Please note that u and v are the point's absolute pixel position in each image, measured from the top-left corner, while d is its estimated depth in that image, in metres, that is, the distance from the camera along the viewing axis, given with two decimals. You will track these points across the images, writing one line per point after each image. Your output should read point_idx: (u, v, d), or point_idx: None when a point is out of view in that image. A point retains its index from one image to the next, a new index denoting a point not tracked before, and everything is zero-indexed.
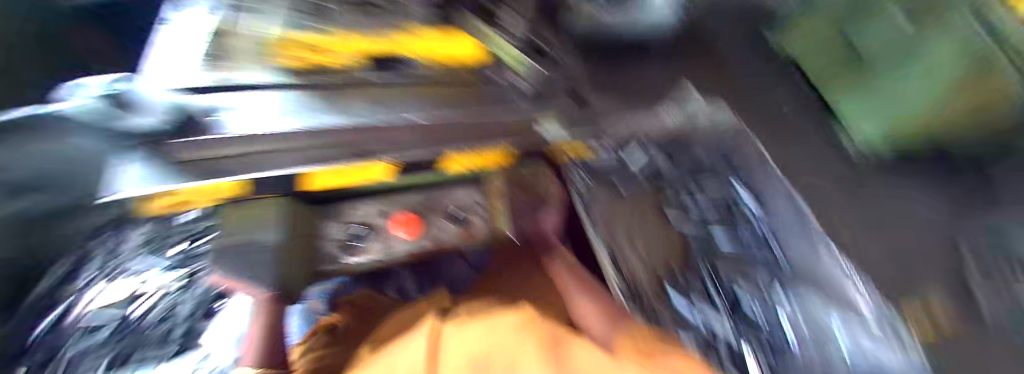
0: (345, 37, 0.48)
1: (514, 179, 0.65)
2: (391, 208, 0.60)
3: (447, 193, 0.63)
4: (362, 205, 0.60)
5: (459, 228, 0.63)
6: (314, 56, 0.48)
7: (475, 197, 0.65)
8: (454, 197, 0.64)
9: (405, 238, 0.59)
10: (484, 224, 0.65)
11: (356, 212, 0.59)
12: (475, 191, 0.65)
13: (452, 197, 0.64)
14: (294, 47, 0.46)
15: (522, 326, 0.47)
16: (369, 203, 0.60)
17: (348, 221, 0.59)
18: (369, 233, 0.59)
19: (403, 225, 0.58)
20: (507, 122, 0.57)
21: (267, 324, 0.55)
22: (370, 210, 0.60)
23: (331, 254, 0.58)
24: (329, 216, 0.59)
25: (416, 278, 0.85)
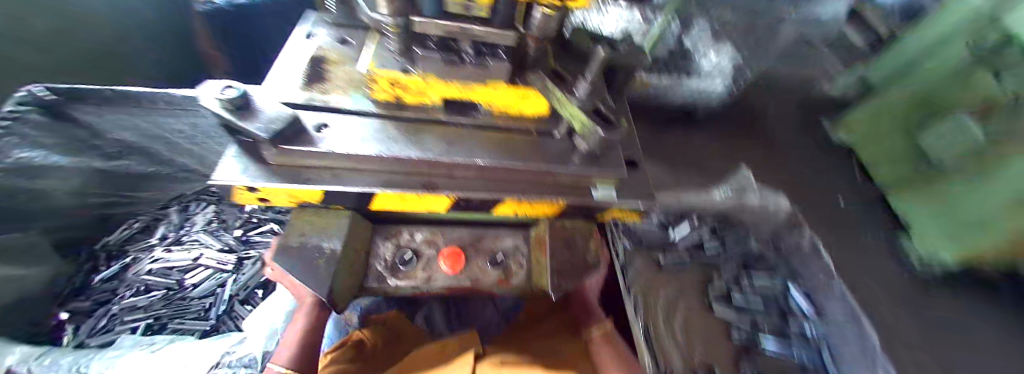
0: (430, 80, 0.53)
1: (560, 235, 0.61)
2: (441, 239, 0.62)
3: (494, 234, 0.65)
4: (414, 231, 0.63)
5: (498, 273, 0.62)
6: (408, 96, 0.56)
7: (518, 244, 0.66)
8: (498, 239, 0.65)
9: (445, 271, 0.60)
10: (523, 273, 0.63)
11: (407, 236, 0.63)
12: (518, 236, 0.66)
13: (496, 240, 0.65)
14: (392, 86, 0.54)
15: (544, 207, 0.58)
16: (420, 230, 0.64)
17: (399, 243, 0.62)
18: (414, 259, 0.60)
19: (446, 259, 0.59)
20: (562, 177, 0.57)
21: (311, 324, 0.59)
22: (420, 237, 0.63)
23: (376, 273, 0.60)
24: (382, 235, 0.63)
25: (444, 316, 0.83)
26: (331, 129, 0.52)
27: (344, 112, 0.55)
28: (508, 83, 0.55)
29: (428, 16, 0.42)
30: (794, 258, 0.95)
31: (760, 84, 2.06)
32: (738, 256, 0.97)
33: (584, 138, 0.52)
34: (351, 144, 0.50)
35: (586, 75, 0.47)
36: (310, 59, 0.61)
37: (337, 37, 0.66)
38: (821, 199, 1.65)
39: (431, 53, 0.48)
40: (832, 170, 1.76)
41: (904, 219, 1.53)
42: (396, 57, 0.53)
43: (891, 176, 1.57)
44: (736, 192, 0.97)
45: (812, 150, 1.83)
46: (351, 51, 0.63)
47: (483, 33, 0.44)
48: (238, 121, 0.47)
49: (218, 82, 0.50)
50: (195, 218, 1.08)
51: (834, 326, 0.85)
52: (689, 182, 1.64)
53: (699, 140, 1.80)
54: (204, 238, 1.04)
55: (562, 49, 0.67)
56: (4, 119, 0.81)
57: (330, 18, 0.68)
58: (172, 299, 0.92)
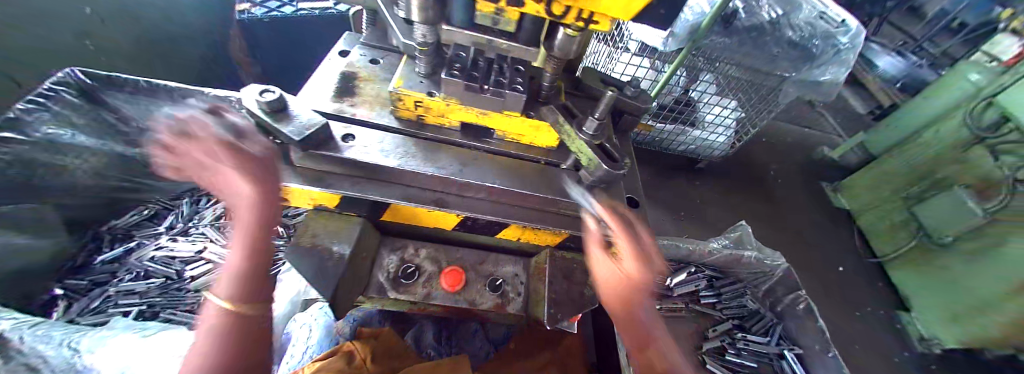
0: (452, 104, 0.55)
1: (561, 265, 0.61)
2: (443, 257, 0.63)
3: (495, 260, 0.66)
4: (419, 247, 0.64)
5: (496, 298, 0.61)
6: (428, 116, 0.58)
7: (518, 271, 0.66)
8: (499, 264, 0.65)
9: (444, 289, 0.60)
10: (520, 301, 0.62)
11: (412, 251, 0.64)
12: (518, 264, 0.66)
13: (498, 264, 0.65)
14: (415, 106, 0.57)
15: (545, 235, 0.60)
16: (426, 246, 0.65)
17: (404, 257, 0.63)
18: (416, 273, 0.61)
19: (448, 275, 0.61)
20: (566, 208, 0.58)
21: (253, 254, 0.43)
22: (424, 254, 0.64)
23: (377, 284, 0.59)
24: (387, 248, 0.64)
25: (436, 335, 0.83)
26: (355, 139, 0.55)
27: (370, 125, 0.58)
28: (524, 114, 0.58)
29: (458, 26, 0.46)
30: (790, 318, 0.96)
31: (762, 142, 2.12)
32: (735, 313, 0.97)
33: (590, 171, 0.54)
34: (372, 155, 0.53)
35: (595, 112, 0.51)
36: (341, 74, 0.65)
37: (370, 57, 0.70)
38: (821, 262, 1.65)
39: (453, 78, 0.50)
40: (832, 232, 1.77)
41: (904, 291, 1.52)
42: (423, 80, 0.57)
43: (891, 245, 1.58)
44: (736, 243, 1.00)
45: (812, 210, 1.86)
46: (380, 70, 0.67)
47: (509, 48, 0.48)
48: (273, 123, 0.50)
49: (261, 86, 0.54)
50: (204, 212, 1.11)
51: None
52: (689, 232, 1.65)
53: (700, 190, 1.83)
54: (210, 232, 1.05)
55: (578, 90, 0.71)
56: (41, 95, 0.88)
57: (364, 40, 0.73)
58: (169, 288, 0.93)
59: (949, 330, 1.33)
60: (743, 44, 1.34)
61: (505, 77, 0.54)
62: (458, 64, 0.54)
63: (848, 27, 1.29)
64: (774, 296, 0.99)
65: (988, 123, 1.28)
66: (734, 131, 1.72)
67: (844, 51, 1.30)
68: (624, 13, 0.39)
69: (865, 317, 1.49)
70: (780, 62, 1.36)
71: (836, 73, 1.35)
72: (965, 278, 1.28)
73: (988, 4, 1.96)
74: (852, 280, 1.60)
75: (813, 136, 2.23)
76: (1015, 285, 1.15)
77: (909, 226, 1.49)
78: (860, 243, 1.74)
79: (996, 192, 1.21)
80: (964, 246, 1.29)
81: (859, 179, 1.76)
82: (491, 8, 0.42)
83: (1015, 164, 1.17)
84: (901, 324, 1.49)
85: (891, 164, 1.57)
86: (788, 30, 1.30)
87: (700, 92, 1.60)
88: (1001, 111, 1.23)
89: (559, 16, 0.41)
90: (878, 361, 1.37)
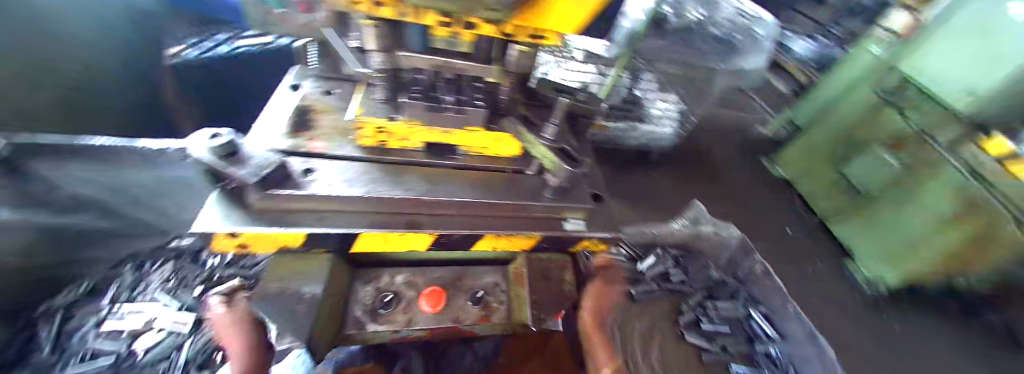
0: (413, 126, 0.56)
1: (535, 268, 0.64)
2: (420, 280, 0.63)
3: (473, 273, 0.67)
4: (394, 273, 0.64)
5: (478, 311, 0.63)
6: (391, 141, 0.59)
7: (497, 280, 0.67)
8: (478, 277, 0.67)
9: (426, 312, 0.60)
10: (502, 310, 0.64)
11: (387, 279, 0.64)
12: (497, 274, 0.68)
13: (476, 277, 0.67)
14: (377, 133, 0.57)
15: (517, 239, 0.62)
16: (401, 272, 0.65)
17: (379, 286, 0.63)
18: (395, 300, 0.61)
19: (427, 298, 0.61)
20: (535, 211, 0.62)
21: None
22: (400, 280, 0.64)
23: (354, 318, 0.59)
24: (360, 279, 0.63)
25: (425, 363, 0.81)
26: (316, 173, 0.54)
27: (331, 156, 0.58)
28: (486, 128, 0.60)
29: (416, 51, 0.48)
30: (752, 284, 1.05)
31: (704, 128, 2.31)
32: (702, 287, 1.04)
33: (553, 172, 0.57)
34: (337, 187, 0.53)
35: (553, 119, 0.57)
36: (295, 109, 0.64)
37: (322, 88, 0.70)
38: (771, 229, 1.80)
39: (414, 101, 0.52)
40: (776, 201, 1.95)
41: (847, 241, 1.68)
42: (382, 105, 0.58)
43: (828, 205, 1.76)
44: (694, 222, 1.08)
45: (757, 184, 2.03)
46: (334, 101, 0.67)
47: (466, 66, 0.50)
48: (225, 167, 0.49)
49: (211, 131, 0.53)
50: (150, 277, 1.03)
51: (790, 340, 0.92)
52: (654, 219, 1.73)
53: (657, 179, 1.95)
54: (160, 298, 0.98)
55: (533, 100, 0.74)
56: None
57: (316, 72, 0.73)
58: (117, 367, 0.85)
59: (891, 270, 1.51)
60: (677, 43, 1.53)
61: (465, 95, 0.57)
62: (417, 86, 0.55)
63: (759, 19, 1.48)
64: (736, 265, 1.07)
65: (890, 86, 1.47)
66: (679, 122, 1.86)
67: (761, 40, 1.48)
68: (567, 27, 0.43)
69: (817, 272, 1.64)
70: (709, 56, 1.52)
71: (757, 61, 1.54)
72: (900, 223, 1.44)
73: None
74: (800, 242, 1.76)
75: (747, 118, 2.46)
76: (939, 221, 1.32)
77: (841, 186, 1.68)
78: (800, 207, 1.92)
79: (907, 145, 1.40)
80: (891, 195, 1.46)
81: (792, 150, 1.96)
82: (445, 33, 0.45)
83: (919, 119, 1.36)
84: (850, 271, 1.65)
85: (818, 132, 1.76)
86: (711, 27, 1.51)
87: (645, 89, 1.76)
88: (901, 76, 1.41)
89: (511, 33, 0.44)
90: (837, 309, 1.50)
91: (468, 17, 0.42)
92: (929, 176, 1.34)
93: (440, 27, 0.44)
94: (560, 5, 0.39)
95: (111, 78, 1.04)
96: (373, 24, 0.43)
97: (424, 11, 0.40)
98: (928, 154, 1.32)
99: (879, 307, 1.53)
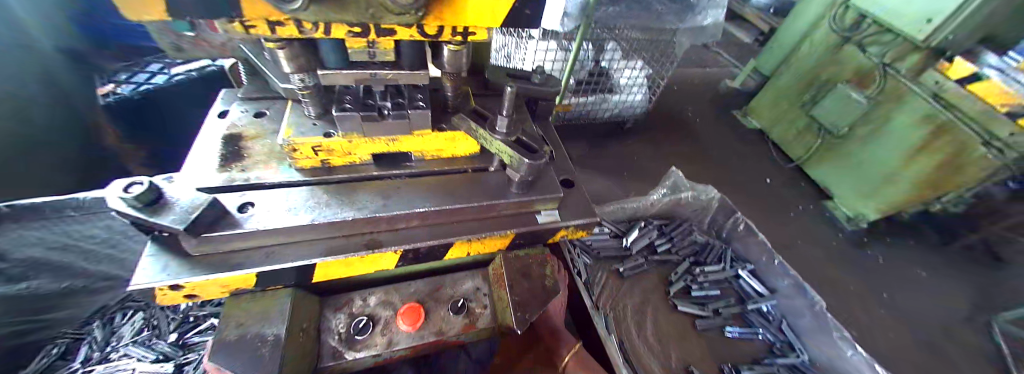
0: (354, 139, 0.52)
1: (517, 266, 0.60)
2: (396, 297, 0.60)
3: (452, 280, 0.63)
4: (366, 295, 0.59)
5: (463, 319, 0.59)
6: (334, 158, 0.54)
7: (478, 284, 0.64)
8: (458, 283, 0.63)
9: (406, 331, 0.56)
10: (487, 314, 0.61)
11: (359, 302, 0.59)
12: (477, 277, 0.64)
13: (455, 284, 0.63)
14: (316, 152, 0.52)
15: (489, 239, 0.58)
16: (374, 292, 0.60)
17: (352, 311, 0.58)
18: (370, 324, 0.56)
19: (406, 316, 0.56)
20: (506, 209, 0.58)
21: None
22: (374, 301, 0.59)
23: (330, 349, 0.55)
24: (330, 307, 0.58)
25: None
26: (254, 206, 0.49)
27: (269, 185, 0.53)
28: (435, 130, 0.56)
29: (335, 68, 0.44)
30: (736, 240, 1.06)
31: (674, 90, 2.30)
32: (689, 252, 1.03)
33: (514, 168, 0.53)
34: (278, 216, 0.48)
35: (502, 111, 0.52)
36: (224, 138, 0.58)
37: (251, 111, 0.63)
38: (750, 181, 1.82)
39: (347, 112, 0.48)
40: (752, 152, 1.97)
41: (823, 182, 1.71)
42: (316, 122, 0.53)
43: (801, 149, 1.79)
44: (672, 189, 1.07)
45: (732, 138, 2.05)
46: (267, 122, 0.61)
47: (395, 76, 0.45)
48: (148, 218, 0.43)
49: (127, 178, 0.47)
50: (122, 331, 0.98)
51: (779, 295, 0.95)
52: (637, 189, 1.72)
53: (635, 148, 1.93)
54: (133, 350, 0.93)
55: (487, 90, 0.70)
56: None
57: (243, 94, 0.66)
58: None
59: (867, 204, 1.55)
60: (631, 8, 1.42)
61: (404, 98, 0.52)
62: (348, 96, 0.51)
63: None
64: (718, 225, 1.08)
65: (849, 23, 1.48)
66: (647, 87, 1.85)
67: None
68: (491, 21, 0.39)
69: (799, 216, 1.67)
70: (665, 17, 1.45)
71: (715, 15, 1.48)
72: (875, 157, 1.48)
73: None
74: (779, 189, 1.79)
75: (714, 73, 2.46)
76: (914, 148, 1.36)
77: (814, 129, 1.69)
78: (777, 156, 1.94)
79: (871, 79, 1.42)
80: (862, 131, 1.50)
81: (761, 100, 1.97)
82: (360, 44, 0.41)
83: (881, 52, 1.38)
84: (830, 211, 1.69)
85: (785, 78, 1.77)
86: None
87: (610, 59, 1.72)
88: (857, 11, 1.43)
89: (435, 35, 0.40)
90: (822, 249, 1.54)
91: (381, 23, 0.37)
92: (898, 106, 1.37)
93: (352, 39, 0.39)
94: None
95: (44, 131, 0.88)
96: (278, 46, 0.39)
97: (328, 24, 0.35)
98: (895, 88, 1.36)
99: (860, 241, 1.58)
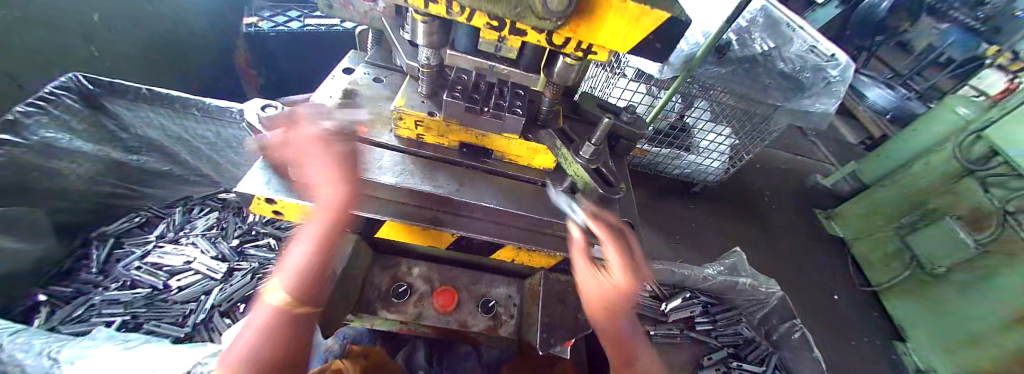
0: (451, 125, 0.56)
1: (554, 288, 0.61)
2: (436, 277, 0.63)
3: (488, 280, 0.66)
4: (412, 265, 0.65)
5: (488, 320, 0.61)
6: (428, 135, 0.59)
7: (511, 292, 0.65)
8: (492, 285, 0.65)
9: (436, 311, 0.59)
10: (512, 324, 0.62)
11: (405, 269, 0.64)
12: (512, 285, 0.66)
13: (491, 285, 0.65)
14: (416, 125, 0.57)
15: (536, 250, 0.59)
16: (419, 265, 0.65)
17: (396, 275, 0.63)
18: (408, 292, 0.61)
19: (440, 296, 0.60)
20: (562, 230, 0.58)
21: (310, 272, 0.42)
22: (417, 272, 0.64)
23: (368, 302, 0.59)
24: (380, 264, 0.64)
25: (427, 356, 0.82)
26: (354, 156, 0.55)
27: (369, 142, 0.59)
28: (522, 138, 0.59)
29: (461, 52, 0.48)
30: (786, 347, 0.99)
31: (756, 168, 2.15)
32: (730, 342, 1.01)
33: (585, 193, 0.54)
34: (371, 172, 0.54)
35: (592, 138, 0.53)
36: (345, 91, 0.66)
37: (373, 75, 0.71)
38: (817, 291, 1.64)
39: (455, 99, 0.52)
40: (826, 259, 1.78)
41: (896, 316, 1.54)
42: (424, 100, 0.58)
43: (883, 275, 1.59)
44: (731, 270, 1.04)
45: (806, 237, 1.86)
46: (383, 87, 0.69)
47: (509, 72, 0.51)
48: (275, 137, 0.50)
49: (264, 102, 0.55)
50: (197, 222, 1.12)
51: None
52: (685, 257, 1.64)
53: (695, 213, 1.84)
54: (200, 242, 1.05)
55: (575, 114, 0.72)
56: (42, 98, 0.87)
57: (370, 59, 0.75)
58: (154, 299, 0.92)
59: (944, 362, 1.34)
60: (737, 73, 1.40)
61: (505, 101, 0.56)
62: (460, 85, 0.56)
63: (838, 61, 1.30)
64: (769, 325, 1.02)
65: (977, 156, 1.30)
66: (729, 157, 1.72)
67: (834, 83, 1.31)
68: (617, 44, 0.40)
69: (861, 346, 1.48)
70: (772, 92, 1.38)
71: (827, 104, 1.34)
72: (970, 307, 1.26)
73: (973, 40, 2.05)
74: (848, 310, 1.59)
75: (806, 164, 2.27)
76: (1013, 318, 1.15)
77: (903, 258, 1.50)
78: (854, 271, 1.73)
79: (987, 223, 1.23)
80: (957, 277, 1.30)
81: (852, 208, 1.78)
82: (494, 36, 0.44)
83: (1004, 196, 1.19)
84: (897, 354, 1.48)
85: (884, 190, 1.59)
86: (780, 62, 1.36)
87: (696, 118, 1.64)
88: (989, 145, 1.25)
89: (560, 45, 0.42)
90: None
91: (518, 23, 0.40)
92: (1005, 262, 1.18)
93: (487, 29, 0.43)
94: (613, 24, 0.37)
95: (188, 31, 1.22)
96: (425, 20, 0.42)
97: (474, 11, 0.40)
98: (1013, 240, 1.16)
99: None
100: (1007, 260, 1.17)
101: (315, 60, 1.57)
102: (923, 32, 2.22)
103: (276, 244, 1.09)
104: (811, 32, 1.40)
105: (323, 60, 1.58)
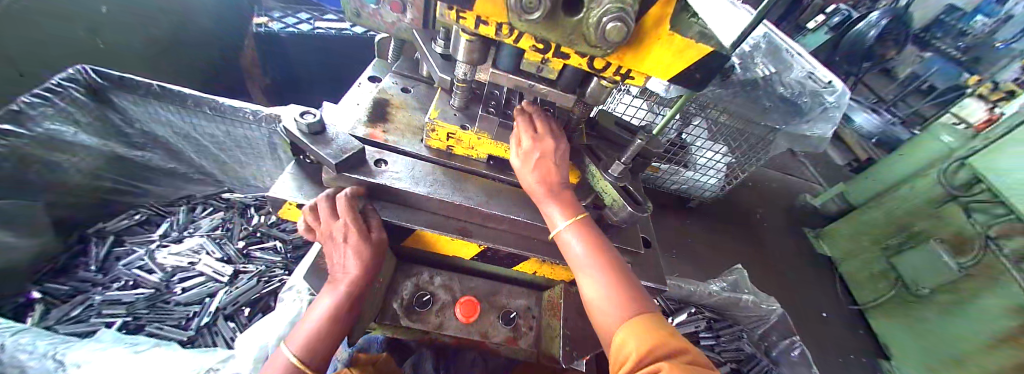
0: (482, 138, 0.57)
1: (574, 302, 0.63)
2: (457, 287, 0.64)
3: (508, 291, 0.67)
4: (434, 274, 0.65)
5: (509, 331, 0.61)
6: (457, 147, 0.60)
7: (530, 304, 0.66)
8: (512, 297, 0.66)
9: (458, 320, 0.60)
10: (531, 336, 0.62)
11: (426, 278, 0.65)
12: (530, 297, 0.67)
13: (510, 297, 0.66)
14: (447, 137, 0.58)
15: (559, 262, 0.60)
16: (440, 274, 0.65)
17: (418, 283, 0.64)
18: (431, 301, 0.61)
19: (463, 306, 0.60)
20: None
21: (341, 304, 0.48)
22: (438, 281, 0.64)
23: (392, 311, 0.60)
24: (404, 272, 0.64)
25: (435, 366, 0.82)
26: (386, 165, 0.56)
27: (400, 152, 0.60)
28: None
29: (503, 69, 0.50)
30: (784, 364, 1.01)
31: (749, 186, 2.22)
32: (733, 356, 1.03)
33: (614, 210, 0.56)
34: (404, 182, 0.54)
35: (622, 157, 0.55)
36: (373, 99, 0.68)
37: (399, 84, 0.73)
38: (808, 308, 1.69)
39: (490, 115, 0.58)
40: (817, 276, 1.83)
41: (882, 335, 1.59)
42: (456, 112, 0.59)
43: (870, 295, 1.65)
44: (733, 287, 1.07)
45: (797, 254, 1.92)
46: (411, 98, 0.70)
47: (547, 92, 0.51)
48: (311, 144, 0.51)
49: (301, 108, 0.55)
50: (201, 222, 1.10)
51: None
52: (682, 271, 1.67)
53: (692, 228, 1.89)
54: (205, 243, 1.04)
55: (594, 131, 0.73)
56: (47, 90, 0.84)
57: (395, 69, 0.76)
58: (157, 300, 0.90)
59: None
60: (737, 95, 1.44)
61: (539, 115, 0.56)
62: (494, 101, 0.62)
63: (834, 87, 1.38)
64: (768, 341, 1.05)
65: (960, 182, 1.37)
66: (725, 174, 1.77)
67: (830, 109, 1.38)
68: (658, 71, 0.42)
69: (850, 363, 1.53)
70: (772, 114, 1.43)
71: (823, 129, 1.41)
72: (953, 328, 1.31)
73: (954, 70, 2.16)
74: (838, 328, 1.64)
75: (796, 183, 2.34)
76: (995, 340, 1.20)
77: (890, 278, 1.55)
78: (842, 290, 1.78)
79: (970, 247, 1.29)
80: (942, 298, 1.35)
81: (840, 228, 1.84)
82: (537, 58, 0.45)
83: (986, 222, 1.26)
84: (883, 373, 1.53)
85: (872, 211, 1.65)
86: (779, 86, 1.42)
87: (695, 136, 1.63)
88: (971, 173, 1.32)
89: (600, 69, 0.44)
90: None
91: (564, 47, 0.42)
92: (987, 286, 1.24)
93: (532, 51, 0.44)
94: (658, 52, 0.39)
95: (190, 26, 1.21)
96: (471, 39, 0.44)
97: (523, 33, 0.41)
98: (994, 265, 1.22)
99: None
100: (988, 284, 1.23)
101: (318, 61, 1.55)
102: (907, 60, 2.34)
103: (281, 247, 1.09)
104: (806, 58, 1.47)
105: (326, 62, 1.56)
